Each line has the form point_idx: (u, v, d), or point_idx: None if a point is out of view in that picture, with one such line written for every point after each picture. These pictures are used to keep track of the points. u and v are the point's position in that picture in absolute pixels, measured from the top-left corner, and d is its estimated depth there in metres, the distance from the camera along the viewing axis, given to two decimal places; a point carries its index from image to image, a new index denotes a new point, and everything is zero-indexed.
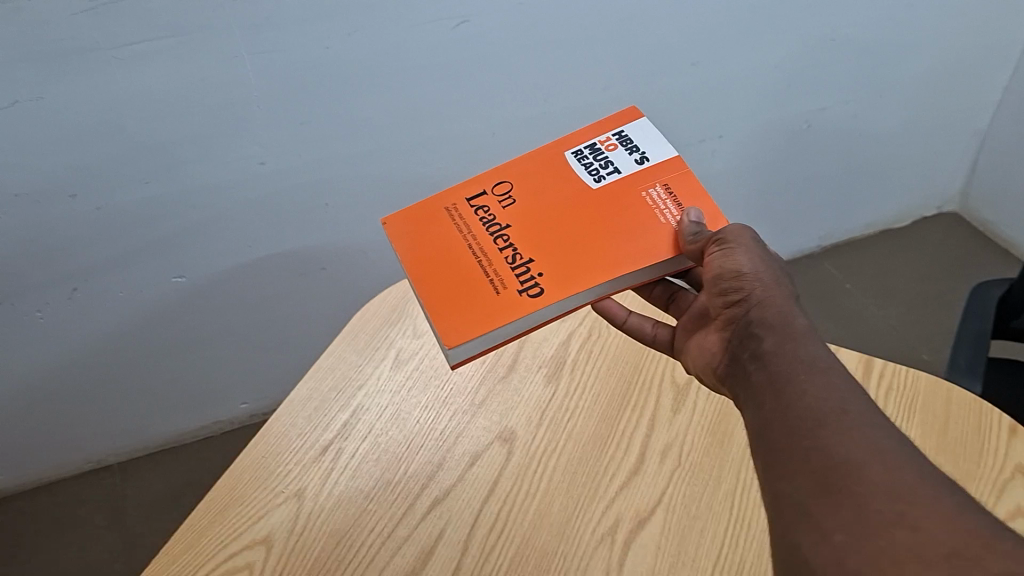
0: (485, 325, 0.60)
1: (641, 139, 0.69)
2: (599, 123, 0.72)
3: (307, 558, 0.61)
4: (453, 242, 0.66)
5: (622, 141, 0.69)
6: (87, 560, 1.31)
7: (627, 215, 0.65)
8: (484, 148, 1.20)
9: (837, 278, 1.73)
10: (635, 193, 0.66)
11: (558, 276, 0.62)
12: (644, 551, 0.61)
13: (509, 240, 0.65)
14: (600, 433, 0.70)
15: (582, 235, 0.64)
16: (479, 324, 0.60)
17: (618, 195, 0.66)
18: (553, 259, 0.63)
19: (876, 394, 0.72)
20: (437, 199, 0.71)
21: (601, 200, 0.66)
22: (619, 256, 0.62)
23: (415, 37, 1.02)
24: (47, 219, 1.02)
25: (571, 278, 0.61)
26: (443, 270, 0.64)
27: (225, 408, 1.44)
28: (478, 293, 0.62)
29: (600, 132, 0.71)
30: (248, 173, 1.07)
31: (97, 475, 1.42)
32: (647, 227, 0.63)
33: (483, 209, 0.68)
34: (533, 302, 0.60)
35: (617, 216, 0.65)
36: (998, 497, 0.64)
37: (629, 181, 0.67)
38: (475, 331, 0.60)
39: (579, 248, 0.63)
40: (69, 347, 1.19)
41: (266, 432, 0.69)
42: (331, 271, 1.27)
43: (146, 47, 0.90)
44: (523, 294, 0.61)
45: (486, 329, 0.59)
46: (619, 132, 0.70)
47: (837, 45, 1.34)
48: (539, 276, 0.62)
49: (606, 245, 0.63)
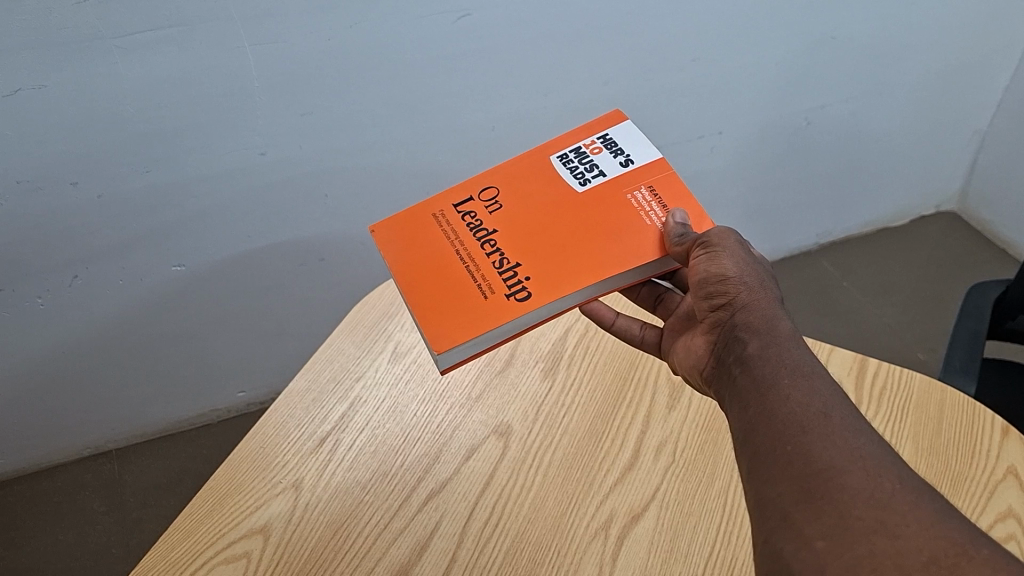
0: (474, 329, 0.60)
1: (626, 143, 0.70)
2: (583, 127, 0.73)
3: (304, 548, 0.62)
4: (441, 248, 0.67)
5: (606, 144, 0.70)
6: (86, 544, 1.32)
7: (613, 217, 0.65)
8: (485, 142, 1.21)
9: (833, 275, 1.73)
10: (620, 196, 0.66)
11: (547, 280, 0.62)
12: (639, 546, 0.62)
13: (496, 245, 0.65)
14: (596, 428, 0.70)
15: (568, 240, 0.65)
16: (467, 330, 0.60)
17: (604, 197, 0.67)
18: (542, 264, 0.63)
19: (868, 395, 0.73)
20: (425, 205, 0.71)
21: (588, 203, 0.67)
22: (607, 257, 0.62)
23: (418, 29, 1.02)
24: (48, 207, 1.02)
25: (559, 283, 0.62)
26: (432, 278, 0.65)
27: (224, 396, 1.45)
28: (467, 297, 0.62)
29: (584, 135, 0.72)
30: (249, 164, 1.07)
31: (95, 461, 1.43)
32: (634, 228, 0.64)
33: (470, 215, 0.68)
34: (520, 306, 0.60)
35: (605, 220, 0.65)
36: (988, 499, 0.65)
37: (613, 185, 0.67)
38: (463, 335, 0.60)
39: (568, 251, 0.64)
40: (68, 332, 1.19)
41: (264, 423, 0.70)
42: (330, 262, 1.27)
43: (149, 37, 0.91)
44: (510, 298, 0.61)
45: (474, 334, 0.60)
46: (603, 136, 0.71)
47: (838, 44, 1.34)
48: (530, 280, 0.62)
49: (594, 247, 0.63)
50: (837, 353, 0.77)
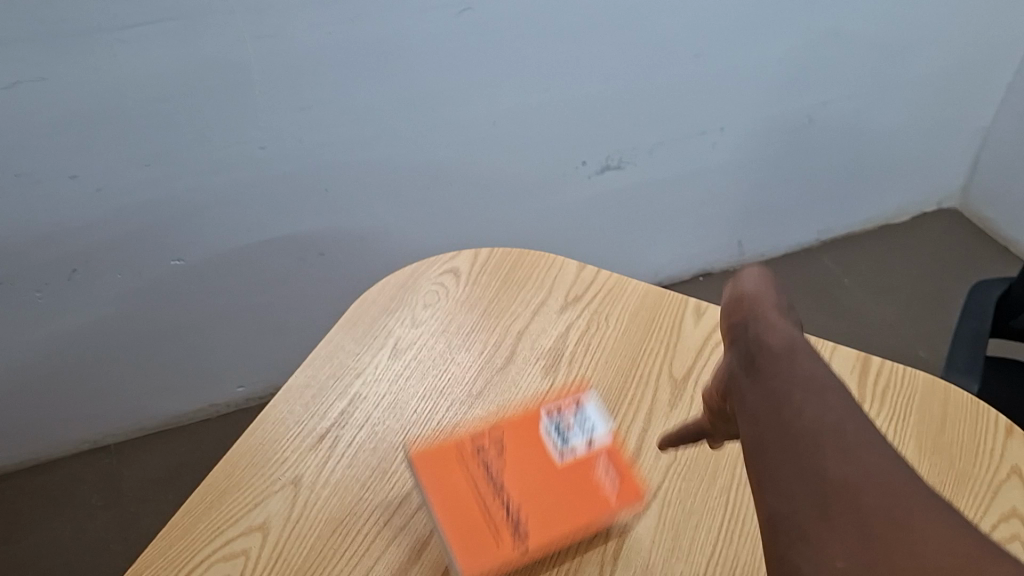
0: (473, 537, 0.60)
1: (594, 388, 0.71)
2: (572, 323, 0.79)
3: (303, 545, 0.61)
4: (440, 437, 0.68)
5: (577, 390, 0.71)
6: (87, 540, 1.27)
7: (593, 451, 0.65)
8: (485, 139, 1.20)
9: (834, 273, 1.70)
10: (597, 431, 0.67)
11: (539, 522, 0.61)
12: (641, 544, 0.62)
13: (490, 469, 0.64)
14: (597, 425, 0.70)
15: (562, 439, 0.66)
16: (469, 540, 0.59)
17: (583, 435, 0.67)
18: (538, 499, 0.62)
19: (873, 394, 0.72)
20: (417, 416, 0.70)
21: (567, 441, 0.67)
22: (593, 506, 0.62)
23: (421, 23, 1.03)
24: (47, 200, 1.02)
25: (551, 518, 0.61)
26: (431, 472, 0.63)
27: (221, 391, 1.42)
28: (466, 510, 0.61)
29: (557, 366, 0.74)
30: (249, 158, 1.07)
31: (92, 455, 1.38)
32: (612, 465, 0.64)
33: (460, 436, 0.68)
34: (517, 541, 0.60)
35: (586, 453, 0.65)
36: (992, 499, 0.64)
37: (603, 342, 0.77)
38: (465, 546, 0.59)
39: (556, 481, 0.63)
40: (65, 327, 1.18)
41: (263, 418, 0.69)
42: (331, 257, 1.25)
43: (149, 29, 0.91)
44: (508, 530, 0.60)
45: (476, 543, 0.59)
46: (574, 379, 0.73)
47: (839, 39, 1.35)
48: (523, 471, 0.64)
49: (578, 481, 0.63)
50: (840, 351, 0.76)
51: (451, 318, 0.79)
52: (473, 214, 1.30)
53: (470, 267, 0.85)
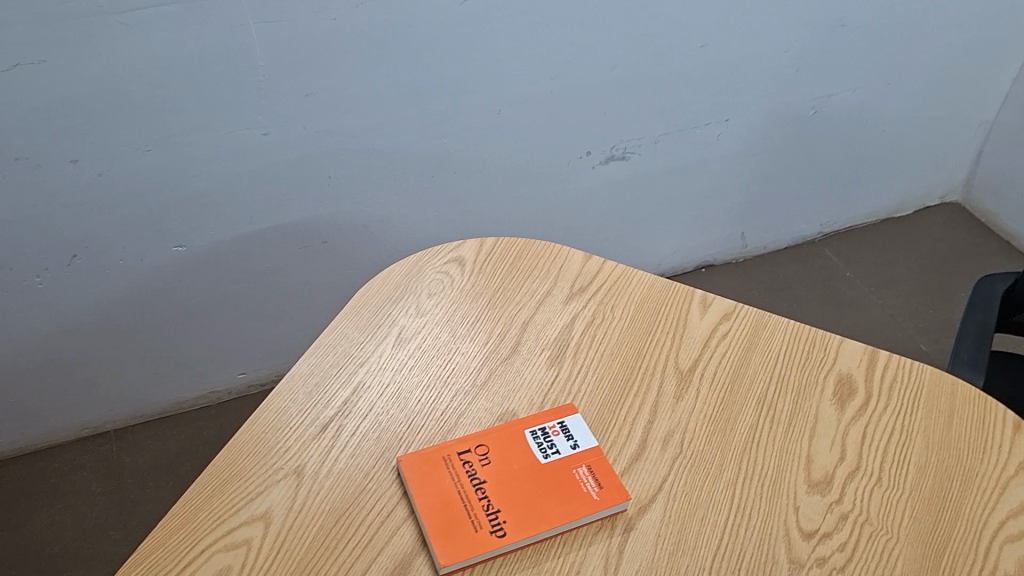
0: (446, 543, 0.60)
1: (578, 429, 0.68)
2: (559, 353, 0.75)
3: (306, 535, 0.61)
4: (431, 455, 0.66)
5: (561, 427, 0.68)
6: (87, 527, 1.25)
7: (557, 495, 0.63)
8: (488, 128, 1.19)
9: (837, 265, 1.69)
10: (565, 472, 0.65)
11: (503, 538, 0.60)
12: (646, 538, 0.61)
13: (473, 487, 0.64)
14: (602, 418, 0.69)
15: (546, 447, 0.67)
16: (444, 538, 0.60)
17: (553, 477, 0.65)
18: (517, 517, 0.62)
19: (880, 387, 0.72)
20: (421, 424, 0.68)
21: (539, 478, 0.65)
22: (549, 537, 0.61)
23: (427, 9, 1.02)
24: (47, 184, 1.01)
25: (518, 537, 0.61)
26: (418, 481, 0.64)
27: (223, 378, 1.40)
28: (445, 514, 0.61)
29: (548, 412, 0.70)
30: (250, 144, 1.06)
31: (92, 442, 1.37)
32: (569, 505, 0.63)
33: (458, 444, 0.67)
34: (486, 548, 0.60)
35: (551, 496, 0.63)
36: (999, 495, 0.64)
37: (601, 351, 0.75)
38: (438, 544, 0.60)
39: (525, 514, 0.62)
40: (64, 312, 1.18)
41: (266, 407, 0.69)
42: (332, 245, 1.24)
43: (151, 13, 0.90)
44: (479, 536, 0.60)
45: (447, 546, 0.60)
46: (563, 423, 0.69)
47: (846, 30, 1.34)
48: (503, 476, 0.65)
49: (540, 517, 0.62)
50: (847, 345, 0.76)
51: (455, 307, 0.78)
52: (475, 203, 1.28)
53: (475, 257, 0.84)
